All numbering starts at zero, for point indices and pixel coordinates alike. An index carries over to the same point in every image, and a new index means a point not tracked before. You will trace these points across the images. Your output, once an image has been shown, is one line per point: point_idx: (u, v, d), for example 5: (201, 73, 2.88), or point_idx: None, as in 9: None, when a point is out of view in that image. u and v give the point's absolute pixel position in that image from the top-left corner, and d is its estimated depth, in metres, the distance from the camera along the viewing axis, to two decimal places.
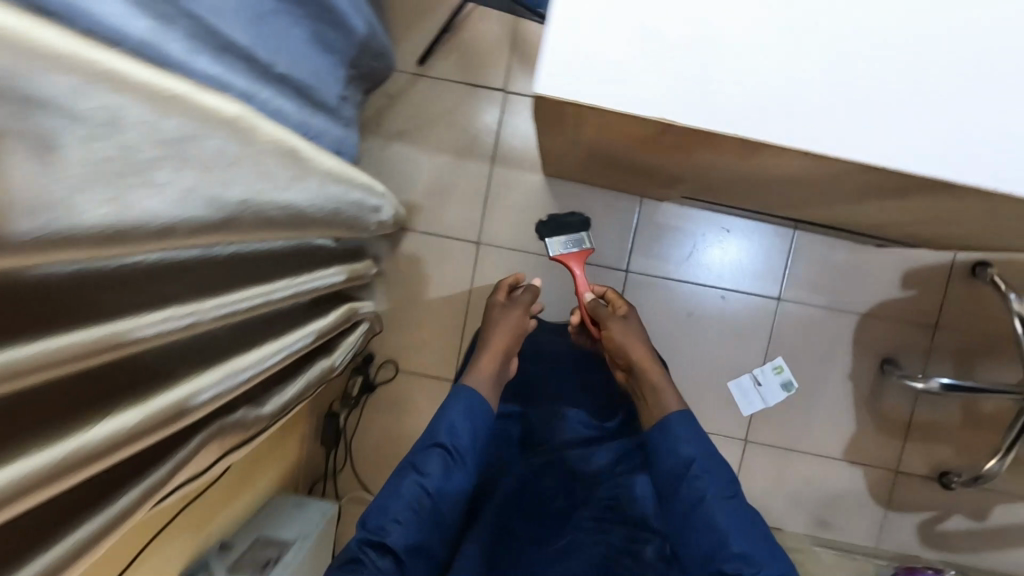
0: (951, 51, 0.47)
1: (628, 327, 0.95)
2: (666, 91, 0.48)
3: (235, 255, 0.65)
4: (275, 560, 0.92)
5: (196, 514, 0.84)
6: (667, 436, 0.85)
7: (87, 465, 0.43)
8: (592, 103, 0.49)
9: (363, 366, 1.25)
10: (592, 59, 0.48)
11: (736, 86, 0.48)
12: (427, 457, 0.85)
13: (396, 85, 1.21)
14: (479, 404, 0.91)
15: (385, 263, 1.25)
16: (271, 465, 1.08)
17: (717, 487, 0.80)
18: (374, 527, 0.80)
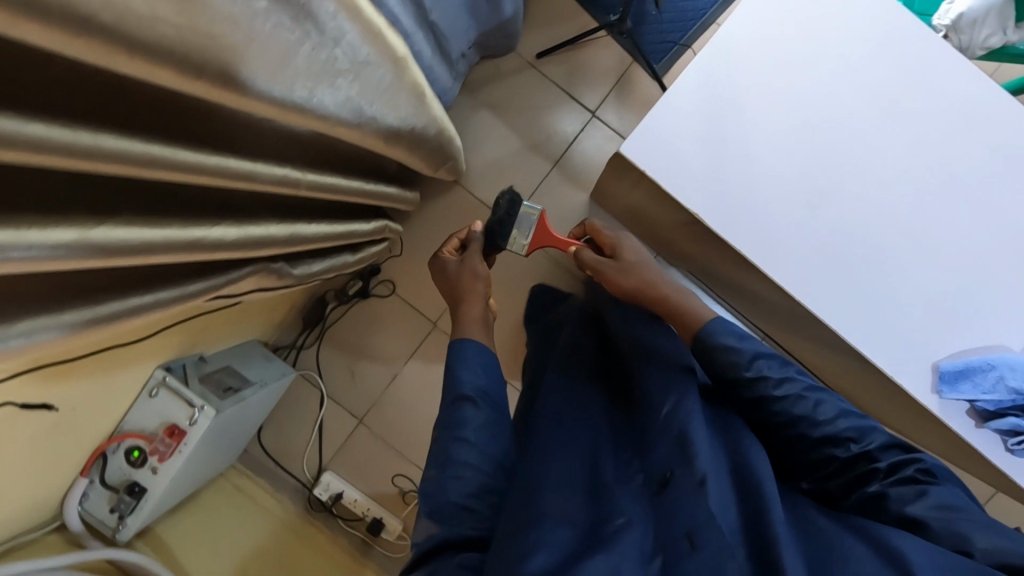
0: (888, 264, 0.67)
1: (627, 264, 0.86)
2: (701, 193, 0.68)
3: (305, 141, 0.74)
4: (235, 390, 1.06)
5: (197, 324, 0.98)
6: (714, 345, 0.75)
7: (127, 256, 0.48)
8: (654, 176, 0.68)
9: (368, 275, 1.39)
10: (664, 152, 0.68)
11: (744, 215, 0.68)
12: (458, 412, 0.78)
13: (509, 63, 1.35)
14: (485, 354, 0.85)
15: (426, 201, 1.39)
16: (261, 316, 1.23)
17: (795, 381, 0.71)
18: (434, 495, 0.72)
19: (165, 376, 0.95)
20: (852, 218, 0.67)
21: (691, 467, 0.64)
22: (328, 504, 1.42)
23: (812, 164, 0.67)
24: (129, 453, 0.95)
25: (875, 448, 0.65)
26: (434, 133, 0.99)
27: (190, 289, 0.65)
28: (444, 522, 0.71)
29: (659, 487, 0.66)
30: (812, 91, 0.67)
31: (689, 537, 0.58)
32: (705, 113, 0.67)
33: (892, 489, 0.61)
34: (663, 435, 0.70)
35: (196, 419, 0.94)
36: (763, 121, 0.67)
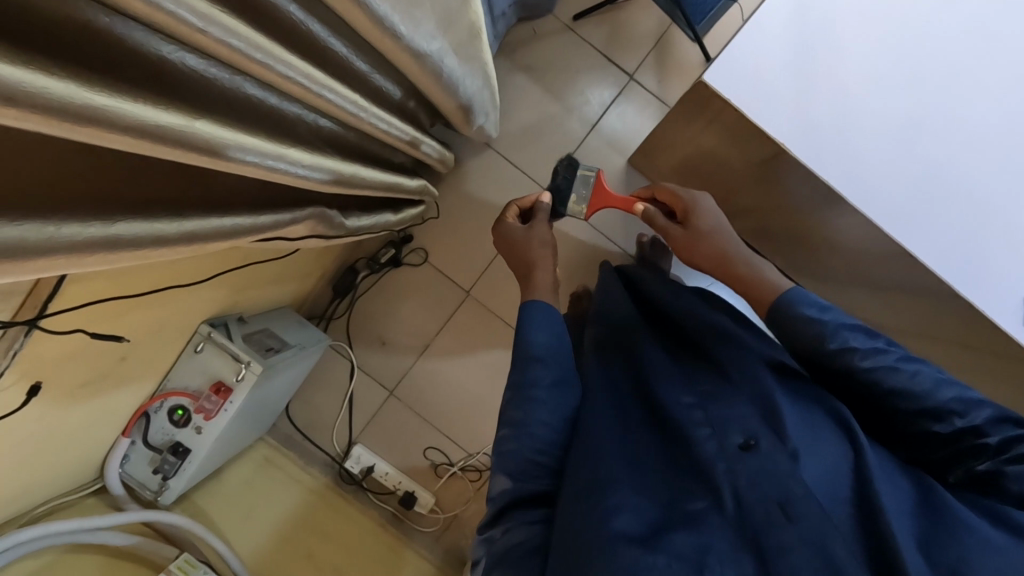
0: (977, 194, 0.66)
1: (702, 239, 0.85)
2: (782, 121, 0.66)
3: (359, 72, 0.71)
4: (276, 351, 1.03)
5: (241, 279, 0.95)
6: (795, 317, 0.71)
7: (221, 158, 0.45)
8: (737, 105, 0.66)
9: (400, 242, 1.36)
10: (746, 79, 0.66)
11: (829, 145, 0.67)
12: (530, 372, 0.74)
13: (546, 26, 1.32)
14: (555, 322, 0.81)
15: (459, 167, 1.36)
16: (295, 281, 1.19)
17: (889, 351, 0.66)
18: (508, 458, 0.68)
19: (210, 331, 0.92)
20: (944, 146, 0.66)
21: (778, 438, 0.62)
22: (358, 478, 1.40)
23: (906, 90, 0.66)
24: (173, 412, 0.92)
25: (982, 422, 0.61)
26: (481, 82, 0.97)
27: (263, 219, 0.62)
28: (518, 476, 0.67)
29: (737, 445, 0.62)
30: (905, 13, 0.66)
31: (782, 507, 0.56)
32: (791, 42, 0.66)
33: (1008, 467, 0.59)
34: (745, 402, 0.67)
35: (242, 375, 0.91)
36: (855, 47, 0.66)
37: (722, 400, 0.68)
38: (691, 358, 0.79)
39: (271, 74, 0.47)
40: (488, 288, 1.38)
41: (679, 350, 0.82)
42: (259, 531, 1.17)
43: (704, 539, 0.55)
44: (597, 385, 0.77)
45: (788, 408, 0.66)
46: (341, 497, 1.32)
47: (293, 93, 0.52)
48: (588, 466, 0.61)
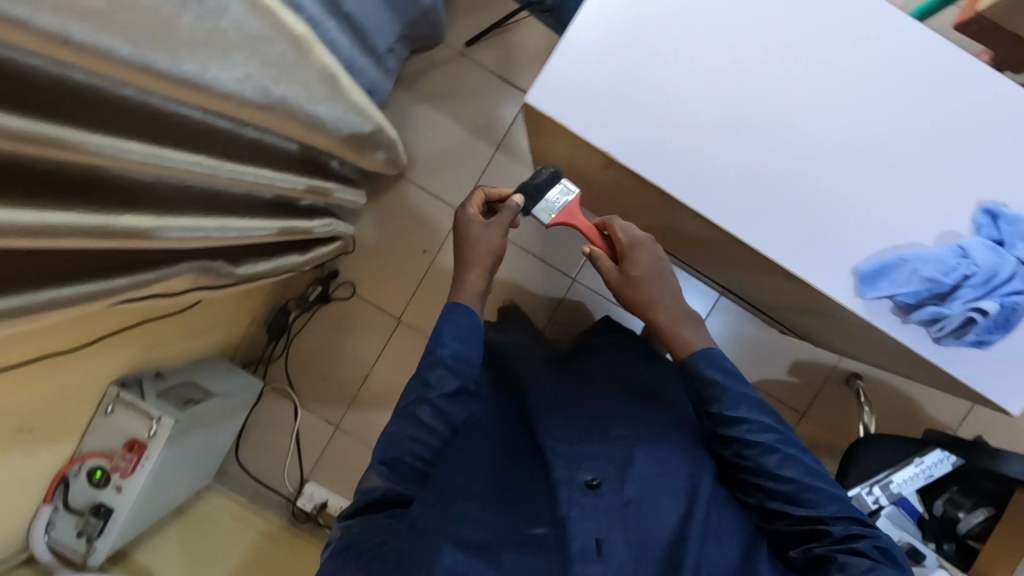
0: (793, 177, 0.70)
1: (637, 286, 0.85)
2: (606, 130, 0.70)
3: (215, 129, 0.74)
4: (195, 401, 1.06)
5: (148, 335, 0.97)
6: (709, 370, 0.81)
7: (39, 240, 0.47)
8: (561, 120, 0.70)
9: (326, 279, 1.39)
10: (568, 94, 0.70)
11: (652, 146, 0.70)
12: (433, 378, 0.81)
13: (440, 55, 1.37)
14: (471, 326, 0.85)
15: (375, 199, 1.39)
16: (219, 330, 1.22)
17: (774, 433, 0.77)
18: (390, 451, 0.77)
19: (118, 392, 0.95)
20: (756, 136, 0.70)
21: (621, 486, 0.74)
22: (313, 515, 1.41)
23: (716, 89, 0.70)
24: (92, 474, 0.94)
25: (828, 516, 0.73)
26: (362, 120, 1.00)
27: (111, 284, 0.65)
28: (388, 476, 0.75)
29: (585, 482, 0.73)
30: (706, 13, 0.70)
31: (597, 544, 0.66)
32: (603, 55, 0.70)
33: (837, 555, 0.70)
34: (611, 446, 0.80)
35: (154, 430, 0.94)
36: (665, 50, 0.70)
37: (597, 443, 0.81)
38: (589, 402, 0.92)
39: (80, 155, 0.50)
40: (419, 313, 1.41)
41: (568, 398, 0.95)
42: None
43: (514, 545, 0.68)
44: (497, 426, 0.90)
45: (643, 457, 0.78)
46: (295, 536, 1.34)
47: (113, 163, 0.55)
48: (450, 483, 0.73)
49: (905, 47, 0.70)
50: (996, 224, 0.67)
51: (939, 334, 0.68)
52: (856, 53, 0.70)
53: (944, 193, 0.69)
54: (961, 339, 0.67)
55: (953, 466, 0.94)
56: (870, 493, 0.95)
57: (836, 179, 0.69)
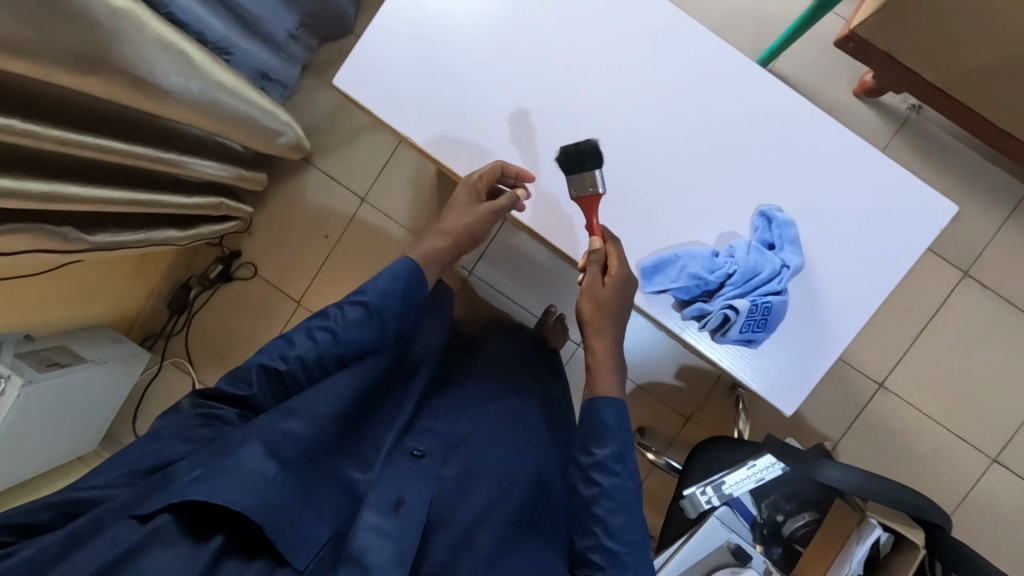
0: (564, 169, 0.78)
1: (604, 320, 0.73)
2: (401, 112, 0.77)
3: (60, 97, 0.75)
4: (60, 365, 1.08)
5: (10, 296, 0.99)
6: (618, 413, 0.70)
7: None
8: (360, 100, 0.77)
9: (227, 258, 1.42)
10: (368, 78, 0.77)
11: (442, 130, 0.78)
12: (343, 309, 0.74)
13: (350, 45, 1.39)
14: (411, 280, 0.76)
15: (281, 182, 1.42)
16: (106, 299, 1.25)
17: (626, 498, 0.69)
18: (274, 358, 0.71)
19: None
20: (535, 129, 0.78)
21: (447, 463, 0.76)
22: None
23: (501, 86, 0.78)
24: None
25: None
26: (235, 101, 1.03)
27: None
28: (254, 382, 0.71)
29: (416, 454, 0.74)
30: (500, 26, 0.78)
31: (397, 502, 0.65)
32: (401, 45, 0.77)
33: None
34: (454, 432, 0.81)
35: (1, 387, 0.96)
36: (463, 59, 0.78)
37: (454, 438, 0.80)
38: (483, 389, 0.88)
39: None
40: (320, 297, 1.44)
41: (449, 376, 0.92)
42: None
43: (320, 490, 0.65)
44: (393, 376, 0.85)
45: (478, 463, 0.78)
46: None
47: None
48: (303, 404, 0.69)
49: (679, 65, 0.77)
50: (769, 227, 0.75)
51: (709, 330, 0.74)
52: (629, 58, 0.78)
53: (711, 199, 0.76)
54: (727, 336, 0.73)
55: (782, 470, 0.96)
56: (703, 492, 0.95)
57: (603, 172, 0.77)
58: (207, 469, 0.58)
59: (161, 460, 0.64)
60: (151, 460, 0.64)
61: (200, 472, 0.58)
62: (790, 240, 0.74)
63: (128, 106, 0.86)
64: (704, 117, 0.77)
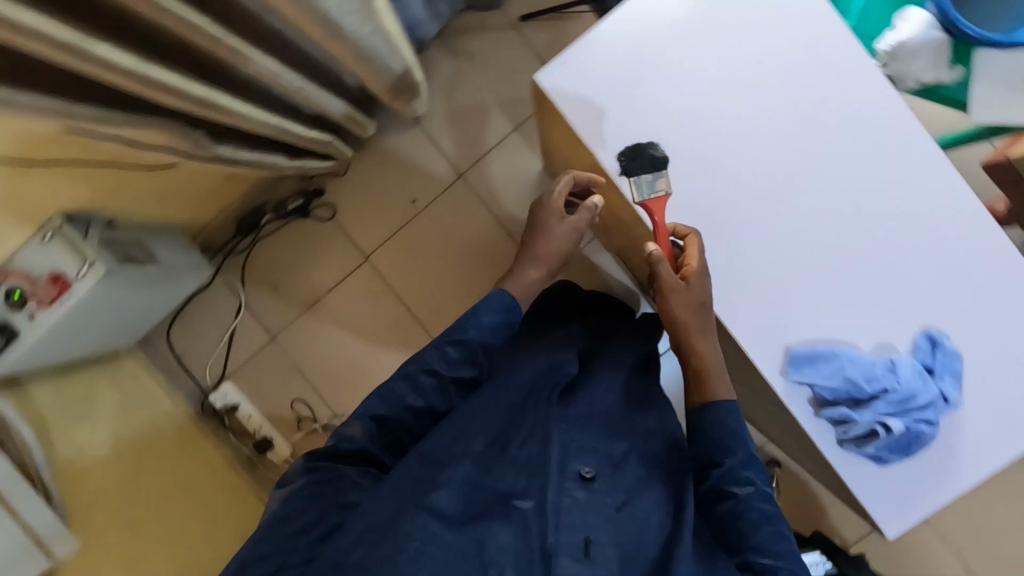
0: (740, 225, 0.76)
1: (695, 313, 0.74)
2: (592, 125, 0.76)
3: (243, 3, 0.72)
4: (137, 261, 1.04)
5: (111, 180, 0.95)
6: (728, 421, 0.76)
7: None
8: (556, 102, 0.76)
9: (310, 193, 1.39)
10: (569, 83, 0.76)
11: (629, 152, 0.76)
12: (439, 350, 0.79)
13: (493, 20, 1.35)
14: (507, 310, 0.83)
15: (384, 134, 1.38)
16: (190, 205, 1.21)
17: (765, 504, 0.72)
18: (383, 407, 0.75)
19: (62, 225, 0.91)
20: (724, 176, 0.76)
21: (617, 488, 0.71)
22: (219, 413, 1.42)
23: (702, 124, 0.76)
24: (10, 294, 0.92)
25: None
26: (388, 48, 0.99)
27: (73, 108, 0.63)
28: (369, 434, 0.74)
29: (583, 479, 0.69)
30: (717, 64, 0.76)
31: (585, 544, 0.63)
32: (614, 60, 0.76)
33: None
34: (609, 438, 0.77)
35: (84, 272, 0.93)
36: (669, 87, 0.76)
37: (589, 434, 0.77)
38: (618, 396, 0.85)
39: None
40: (389, 258, 1.41)
41: (585, 385, 0.85)
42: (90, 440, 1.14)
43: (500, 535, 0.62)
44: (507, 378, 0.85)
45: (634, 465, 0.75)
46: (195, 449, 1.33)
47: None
48: (447, 449, 0.68)
49: (876, 162, 0.76)
50: (932, 351, 0.75)
51: (846, 437, 0.74)
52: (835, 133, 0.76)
53: (864, 303, 0.76)
54: (861, 448, 0.74)
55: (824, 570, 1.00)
56: None
57: (777, 239, 0.76)
58: (379, 550, 0.57)
59: (316, 534, 0.62)
60: (299, 521, 0.64)
61: (370, 551, 0.57)
62: (952, 372, 0.74)
63: (296, 29, 0.82)
64: (884, 222, 0.76)
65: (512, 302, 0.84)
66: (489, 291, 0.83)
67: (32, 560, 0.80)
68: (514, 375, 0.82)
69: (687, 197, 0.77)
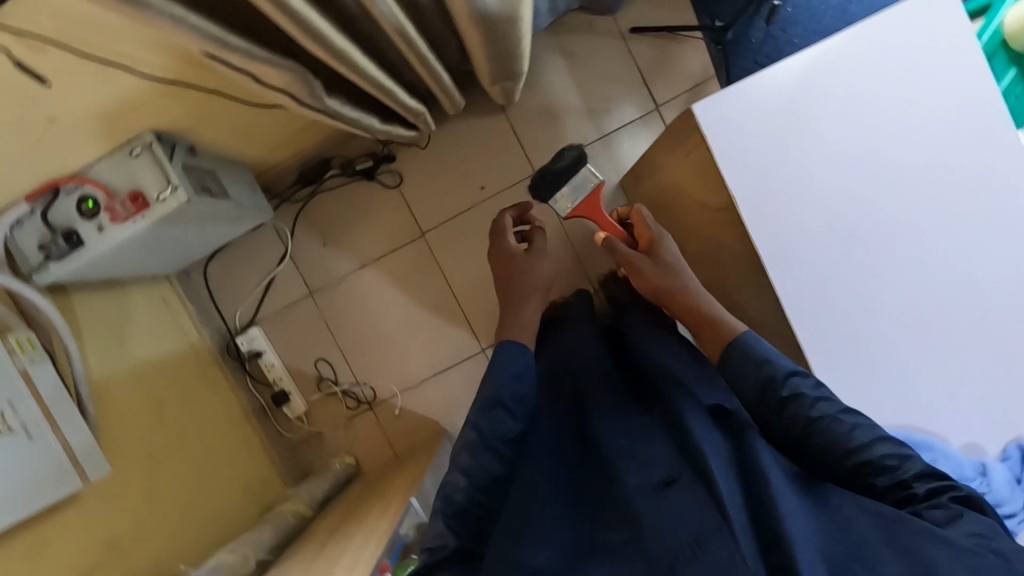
0: (855, 281, 0.80)
1: (667, 271, 0.92)
2: (734, 156, 0.81)
3: None
4: (211, 194, 1.01)
5: (207, 107, 0.92)
6: (742, 356, 0.78)
7: None
8: (705, 128, 0.81)
9: (380, 158, 1.36)
10: (724, 112, 0.81)
11: (763, 188, 0.81)
12: (489, 420, 0.79)
13: (602, 25, 1.32)
14: (519, 354, 0.87)
15: (467, 115, 1.36)
16: (265, 145, 1.18)
17: (832, 403, 0.70)
18: (455, 499, 0.73)
19: (153, 142, 0.89)
20: (853, 231, 0.79)
21: (701, 473, 0.65)
22: (243, 357, 1.40)
23: (847, 178, 0.79)
24: (84, 202, 0.90)
25: (910, 476, 0.63)
26: (510, 35, 0.97)
27: (216, 34, 0.61)
28: (453, 530, 0.71)
29: (659, 485, 0.65)
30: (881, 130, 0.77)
31: (693, 539, 0.57)
32: (771, 100, 0.79)
33: (927, 513, 0.59)
34: (664, 437, 0.73)
35: (164, 196, 0.90)
36: (824, 141, 0.79)
37: (637, 435, 0.74)
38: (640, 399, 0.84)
39: None
40: (445, 239, 1.39)
41: (639, 405, 0.83)
42: (122, 361, 1.11)
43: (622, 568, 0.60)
44: (556, 414, 0.85)
45: (706, 436, 0.70)
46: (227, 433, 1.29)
47: None
48: (528, 508, 0.68)
49: (1013, 267, 0.76)
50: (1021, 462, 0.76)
51: None
52: (983, 210, 0.76)
53: (956, 393, 0.78)
54: None
55: None
56: None
57: (892, 301, 0.79)
58: None
59: None
60: None
61: None
62: None
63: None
64: (1007, 327, 0.76)
65: (519, 346, 0.89)
66: (501, 346, 0.89)
67: (65, 477, 0.78)
68: (548, 423, 0.82)
69: (812, 243, 0.81)
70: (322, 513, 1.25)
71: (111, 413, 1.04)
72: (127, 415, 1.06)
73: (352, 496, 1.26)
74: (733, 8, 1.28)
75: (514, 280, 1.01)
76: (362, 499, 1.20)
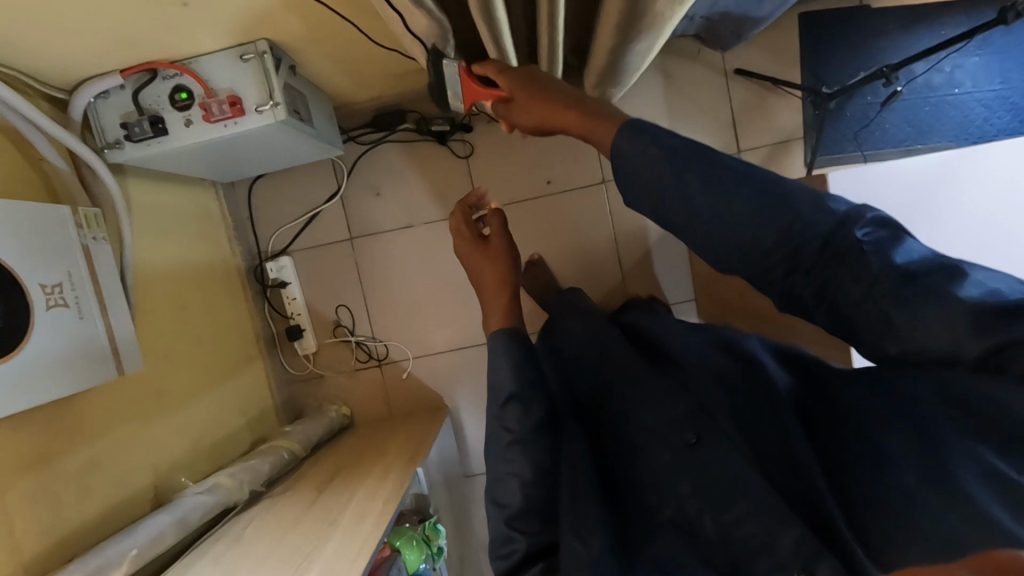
0: None
1: (530, 93, 0.70)
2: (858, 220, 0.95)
3: None
4: (300, 119, 0.98)
5: (328, 31, 0.90)
6: (626, 141, 0.59)
7: None
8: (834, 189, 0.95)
9: (456, 125, 1.34)
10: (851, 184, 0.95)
11: None
12: (506, 414, 0.72)
13: (709, 57, 1.32)
14: (506, 343, 0.80)
15: None
16: (355, 82, 1.15)
17: (705, 163, 0.55)
18: (506, 501, 0.68)
19: (266, 52, 0.86)
20: None
21: (731, 436, 0.68)
22: (267, 282, 1.37)
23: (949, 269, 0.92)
24: (177, 91, 0.87)
25: (833, 228, 0.52)
26: (640, 47, 0.96)
27: None
28: (530, 528, 0.66)
29: (688, 444, 0.68)
30: (970, 219, 0.92)
31: (741, 507, 0.60)
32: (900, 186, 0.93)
33: (869, 270, 0.49)
34: (675, 401, 0.75)
35: (263, 109, 0.88)
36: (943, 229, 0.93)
37: (644, 402, 0.77)
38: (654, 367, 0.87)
39: None
40: None
41: (650, 370, 0.85)
42: (159, 258, 1.08)
43: (682, 535, 0.63)
44: (575, 410, 0.86)
45: (723, 396, 0.74)
46: (246, 376, 1.28)
47: None
48: (583, 483, 0.68)
49: None
50: None
51: None
52: None
53: None
54: None
55: None
56: None
57: None
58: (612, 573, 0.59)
59: None
60: None
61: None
62: None
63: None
64: None
65: (517, 336, 0.80)
66: (489, 343, 0.81)
67: (104, 364, 0.75)
68: (581, 414, 0.85)
69: None
70: (313, 456, 1.23)
71: (144, 306, 1.01)
72: (156, 313, 1.04)
73: (346, 446, 1.25)
74: (842, 78, 1.29)
75: (478, 269, 0.99)
76: (357, 451, 1.19)
